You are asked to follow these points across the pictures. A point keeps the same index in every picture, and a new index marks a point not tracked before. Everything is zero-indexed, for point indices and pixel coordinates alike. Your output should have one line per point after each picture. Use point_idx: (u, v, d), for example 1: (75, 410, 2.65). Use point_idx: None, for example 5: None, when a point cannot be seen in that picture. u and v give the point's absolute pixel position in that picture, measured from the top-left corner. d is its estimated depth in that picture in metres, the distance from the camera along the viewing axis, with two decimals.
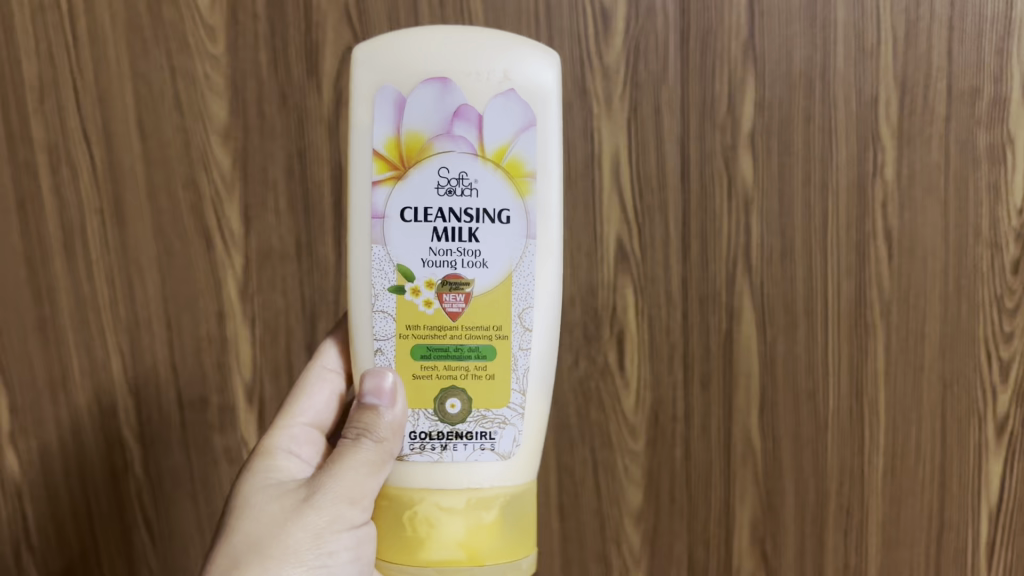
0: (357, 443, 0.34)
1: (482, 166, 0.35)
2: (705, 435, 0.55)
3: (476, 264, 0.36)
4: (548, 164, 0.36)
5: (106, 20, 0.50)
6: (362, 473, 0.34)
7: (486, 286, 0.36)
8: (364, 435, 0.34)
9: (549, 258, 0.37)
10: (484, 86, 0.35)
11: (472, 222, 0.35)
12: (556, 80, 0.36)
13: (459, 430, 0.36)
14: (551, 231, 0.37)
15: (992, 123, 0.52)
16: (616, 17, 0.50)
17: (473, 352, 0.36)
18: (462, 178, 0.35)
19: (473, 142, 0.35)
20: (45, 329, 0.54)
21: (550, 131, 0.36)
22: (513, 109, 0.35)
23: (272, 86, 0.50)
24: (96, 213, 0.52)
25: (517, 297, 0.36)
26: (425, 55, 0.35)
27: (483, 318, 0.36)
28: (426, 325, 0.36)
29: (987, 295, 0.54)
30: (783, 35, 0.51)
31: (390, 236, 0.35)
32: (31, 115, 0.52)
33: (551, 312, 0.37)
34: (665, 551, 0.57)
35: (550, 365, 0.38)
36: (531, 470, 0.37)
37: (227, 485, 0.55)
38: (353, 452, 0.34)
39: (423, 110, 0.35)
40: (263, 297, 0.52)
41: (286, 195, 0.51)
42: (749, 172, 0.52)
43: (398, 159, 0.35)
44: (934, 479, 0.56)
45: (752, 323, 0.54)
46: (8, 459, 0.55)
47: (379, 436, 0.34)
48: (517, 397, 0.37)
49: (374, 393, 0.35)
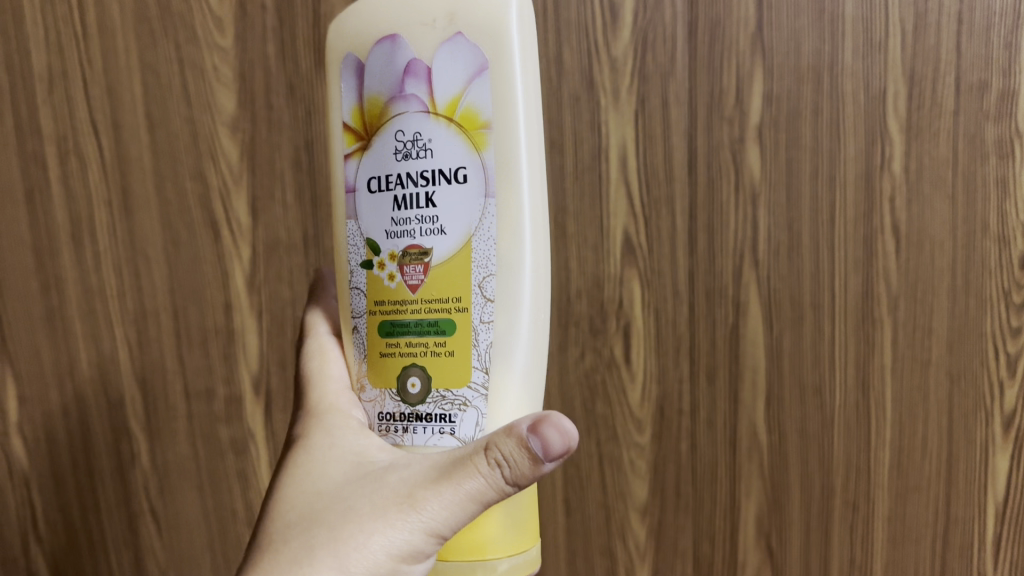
0: (484, 472, 0.29)
1: (434, 123, 0.33)
2: (711, 429, 0.55)
3: (434, 231, 0.33)
4: (511, 112, 0.33)
5: (115, 11, 0.50)
6: (469, 506, 0.29)
7: (445, 253, 0.33)
8: (501, 468, 0.29)
9: (512, 219, 0.33)
10: (430, 35, 0.33)
11: (428, 185, 0.33)
12: (514, 13, 0.33)
13: (419, 411, 0.34)
14: (513, 188, 0.33)
15: (1001, 117, 0.51)
16: (623, 11, 0.50)
17: (432, 327, 0.33)
18: (417, 140, 0.33)
19: (424, 98, 0.33)
20: (54, 320, 0.54)
21: (505, 71, 0.33)
22: (462, 56, 0.33)
23: (280, 77, 0.50)
24: (104, 204, 0.52)
25: (476, 264, 0.33)
26: (378, 17, 0.34)
27: (442, 289, 0.33)
28: (388, 299, 0.34)
29: (995, 290, 0.53)
30: (792, 28, 0.51)
31: (359, 210, 0.35)
32: (40, 106, 0.52)
33: (517, 280, 0.33)
34: (670, 545, 0.57)
35: (519, 342, 0.34)
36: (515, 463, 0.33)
37: (233, 476, 0.55)
38: (474, 480, 0.29)
39: (379, 72, 0.34)
40: (270, 289, 0.52)
41: (293, 186, 0.51)
42: (757, 165, 0.52)
43: (362, 128, 0.34)
44: (940, 475, 0.56)
45: (759, 317, 0.54)
46: (17, 450, 0.56)
47: (513, 478, 0.29)
48: (479, 375, 0.33)
49: (545, 444, 0.28)
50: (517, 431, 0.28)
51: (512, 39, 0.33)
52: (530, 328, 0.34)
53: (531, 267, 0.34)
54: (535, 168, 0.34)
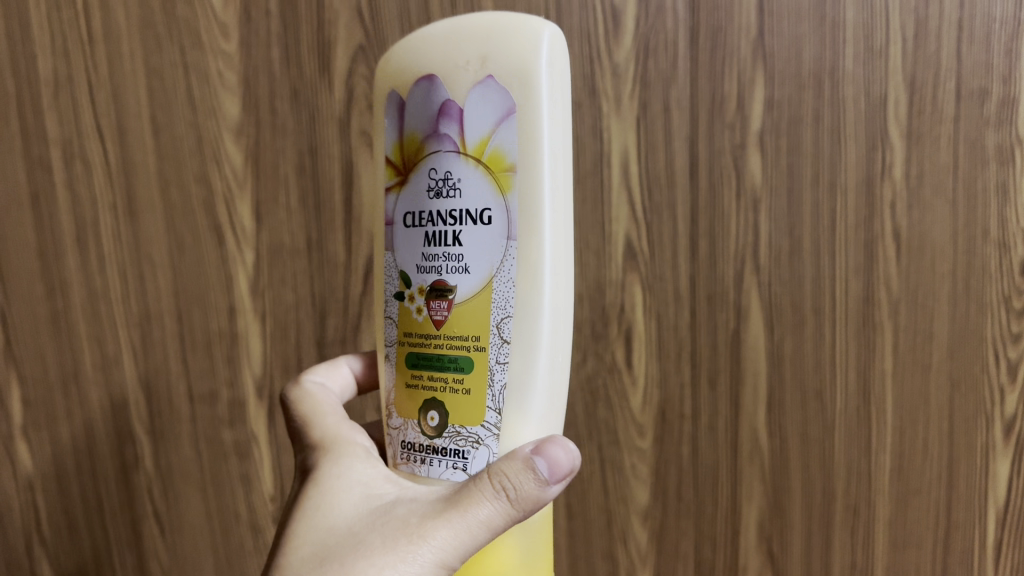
0: (491, 498, 0.29)
1: (463, 163, 0.33)
2: (713, 434, 0.55)
3: (458, 269, 0.34)
4: (537, 157, 0.32)
5: (120, 15, 0.51)
6: (478, 535, 0.29)
7: (468, 293, 0.34)
8: (508, 491, 0.29)
9: (531, 263, 0.33)
10: (464, 77, 0.33)
11: (455, 225, 0.33)
12: (546, 56, 0.32)
13: (436, 444, 0.34)
14: (535, 232, 0.33)
15: (1001, 123, 0.52)
16: (625, 17, 0.51)
17: (453, 364, 0.34)
18: (447, 179, 0.33)
19: (455, 139, 0.33)
20: (58, 323, 0.54)
21: (533, 114, 0.32)
22: (492, 98, 0.33)
23: (284, 83, 0.50)
24: (109, 207, 0.53)
25: (495, 306, 0.33)
26: (418, 54, 0.34)
27: (465, 327, 0.34)
28: (416, 332, 0.35)
29: (995, 295, 0.53)
30: (792, 34, 0.51)
31: (395, 242, 0.35)
32: (46, 111, 0.52)
33: (535, 325, 0.33)
34: (671, 550, 0.57)
35: (535, 386, 0.33)
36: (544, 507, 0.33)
37: (236, 480, 0.55)
38: (482, 507, 0.29)
39: (417, 110, 0.34)
40: (274, 293, 0.53)
41: (297, 190, 0.51)
42: (758, 171, 0.52)
43: (400, 163, 0.35)
44: (941, 479, 0.56)
45: (760, 322, 0.54)
46: (21, 453, 0.56)
47: (520, 502, 0.29)
48: (493, 416, 0.33)
49: (551, 462, 0.30)
50: (521, 454, 0.30)
51: (541, 82, 0.32)
52: (549, 373, 0.34)
53: (550, 311, 0.33)
54: (558, 212, 0.33)
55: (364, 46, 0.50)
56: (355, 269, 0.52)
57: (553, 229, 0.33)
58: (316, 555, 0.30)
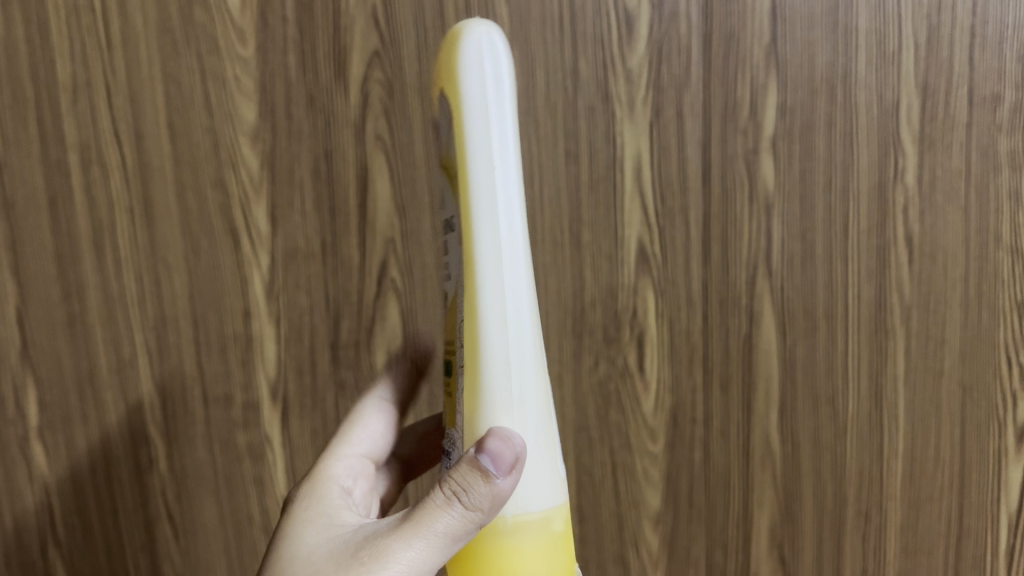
0: (444, 506, 0.29)
1: (444, 174, 0.34)
2: (724, 439, 0.55)
3: (447, 276, 0.35)
4: (468, 154, 0.30)
5: (138, 20, 0.51)
6: (439, 545, 0.29)
7: (450, 298, 0.34)
8: (458, 497, 0.29)
9: (472, 264, 0.31)
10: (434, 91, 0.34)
11: (446, 234, 0.35)
12: (475, 44, 0.30)
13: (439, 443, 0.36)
14: (473, 232, 0.31)
15: (1013, 129, 0.52)
16: (639, 22, 0.51)
17: (448, 366, 0.35)
18: (444, 191, 0.35)
19: (441, 152, 0.35)
20: (74, 326, 0.54)
21: (462, 110, 0.30)
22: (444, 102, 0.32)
23: (301, 89, 0.51)
24: (126, 211, 0.53)
25: (458, 310, 0.33)
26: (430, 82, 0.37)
27: (449, 330, 0.35)
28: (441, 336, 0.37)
29: (1007, 301, 0.53)
30: (805, 39, 0.51)
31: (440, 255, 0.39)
32: (64, 115, 0.52)
33: (480, 329, 0.31)
34: (682, 554, 0.57)
35: (484, 392, 0.31)
36: (529, 506, 0.31)
37: (250, 482, 0.56)
38: (437, 517, 0.29)
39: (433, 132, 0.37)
40: (289, 297, 0.53)
41: (312, 196, 0.52)
42: (771, 177, 0.52)
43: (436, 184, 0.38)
44: (954, 485, 0.56)
45: (773, 328, 0.54)
46: (36, 457, 0.56)
47: (474, 503, 0.29)
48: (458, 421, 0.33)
49: (494, 455, 0.29)
50: (466, 455, 0.30)
51: (468, 73, 0.30)
52: (501, 380, 0.31)
53: (495, 313, 0.31)
54: (497, 210, 0.31)
55: (380, 51, 0.51)
56: (369, 272, 0.53)
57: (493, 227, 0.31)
58: None
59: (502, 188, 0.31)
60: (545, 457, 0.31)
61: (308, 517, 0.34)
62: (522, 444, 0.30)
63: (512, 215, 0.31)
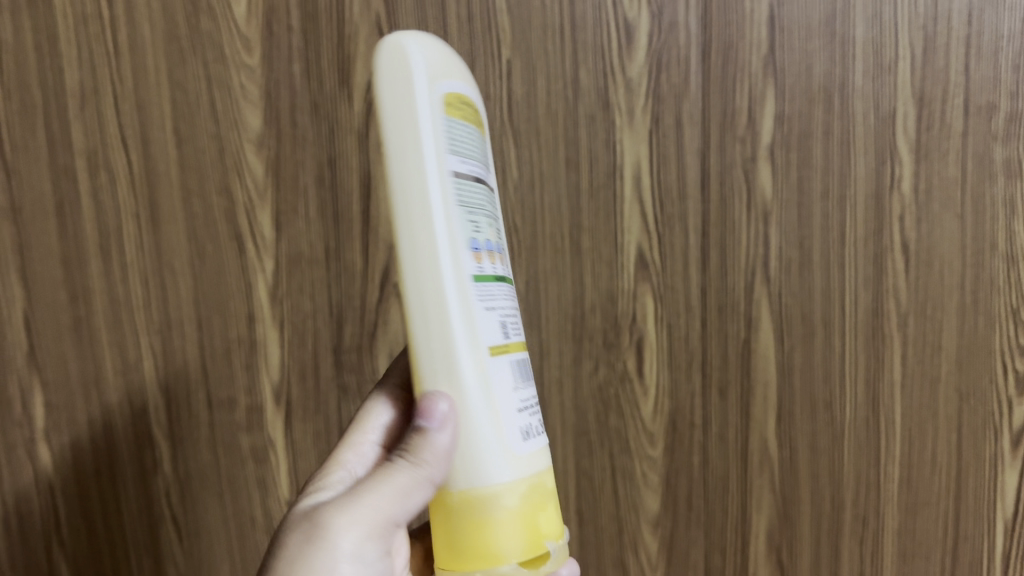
0: (394, 463, 0.33)
1: None
2: (722, 443, 0.56)
3: None
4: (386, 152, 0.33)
5: (146, 29, 0.52)
6: (391, 497, 0.32)
7: None
8: (406, 455, 0.33)
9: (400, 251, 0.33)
10: None
11: None
12: (387, 52, 0.33)
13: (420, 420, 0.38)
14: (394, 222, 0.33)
15: (1009, 138, 0.53)
16: (638, 32, 0.51)
17: None
18: None
19: None
20: (81, 329, 0.55)
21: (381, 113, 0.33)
22: None
23: (305, 96, 0.52)
24: (132, 216, 0.54)
25: None
26: None
27: None
28: None
29: (1003, 308, 0.54)
30: (803, 49, 0.52)
31: None
32: (71, 121, 0.53)
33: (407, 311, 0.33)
34: (681, 558, 0.58)
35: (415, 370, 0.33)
36: (470, 474, 0.32)
37: (253, 484, 0.57)
38: (388, 472, 0.33)
39: None
40: (293, 301, 0.54)
41: (316, 202, 0.53)
42: (768, 185, 0.53)
43: None
44: (950, 490, 0.56)
45: (770, 334, 0.55)
46: (42, 458, 0.56)
47: (420, 460, 0.32)
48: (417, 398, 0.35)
49: (423, 415, 0.32)
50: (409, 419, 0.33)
51: (382, 78, 0.33)
52: (428, 358, 0.33)
53: (420, 296, 0.33)
54: (412, 199, 0.32)
55: None
56: (371, 278, 0.54)
57: (410, 215, 0.32)
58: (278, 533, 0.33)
59: (415, 178, 0.32)
60: (483, 429, 0.33)
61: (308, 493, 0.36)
62: (448, 409, 0.32)
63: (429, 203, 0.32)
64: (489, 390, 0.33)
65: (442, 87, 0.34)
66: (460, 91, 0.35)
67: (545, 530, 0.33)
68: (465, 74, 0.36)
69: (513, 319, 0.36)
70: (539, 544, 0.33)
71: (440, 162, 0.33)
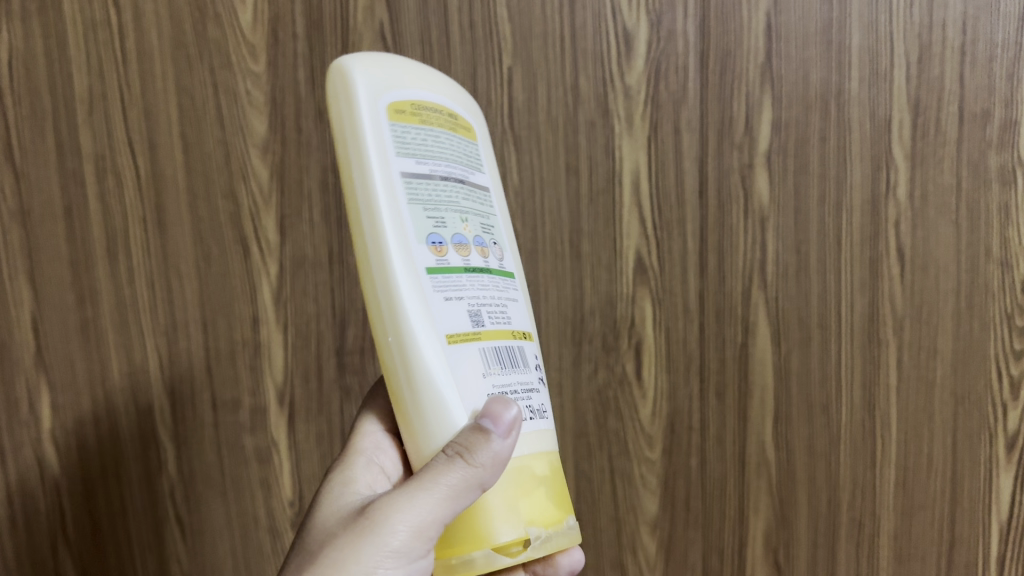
0: (449, 462, 0.32)
1: None
2: (720, 445, 0.57)
3: None
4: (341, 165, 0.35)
5: (153, 36, 0.53)
6: (443, 501, 0.31)
7: None
8: (461, 455, 0.32)
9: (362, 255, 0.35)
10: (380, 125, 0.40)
11: None
12: (332, 74, 0.35)
13: None
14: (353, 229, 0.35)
15: (1003, 145, 0.53)
16: (638, 40, 0.52)
17: None
18: None
19: None
20: (88, 331, 0.56)
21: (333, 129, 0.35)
22: None
23: (310, 102, 0.53)
24: (139, 220, 0.55)
25: None
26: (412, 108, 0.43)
27: None
28: None
29: (997, 313, 0.55)
30: (800, 57, 0.53)
31: None
32: (80, 126, 0.54)
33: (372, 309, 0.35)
34: (679, 560, 0.58)
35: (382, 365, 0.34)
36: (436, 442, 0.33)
37: (256, 484, 0.57)
38: (443, 473, 0.31)
39: None
40: (297, 304, 0.55)
41: (320, 206, 0.54)
42: (765, 191, 0.54)
43: None
44: (945, 493, 0.57)
45: (767, 337, 0.55)
46: (48, 458, 0.57)
47: (477, 459, 0.32)
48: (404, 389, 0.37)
49: (493, 417, 0.33)
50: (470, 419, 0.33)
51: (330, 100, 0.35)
52: (392, 351, 0.34)
53: (381, 294, 0.34)
54: (363, 206, 0.34)
55: None
56: None
57: (363, 219, 0.34)
58: (306, 542, 0.34)
59: (364, 186, 0.34)
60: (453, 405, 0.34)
61: (327, 497, 0.37)
62: (511, 416, 0.33)
63: (380, 208, 0.34)
64: (451, 377, 0.34)
65: (388, 101, 0.35)
66: (412, 97, 0.36)
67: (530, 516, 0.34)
68: (422, 78, 0.37)
69: (487, 307, 0.36)
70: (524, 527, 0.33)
71: (388, 168, 0.34)
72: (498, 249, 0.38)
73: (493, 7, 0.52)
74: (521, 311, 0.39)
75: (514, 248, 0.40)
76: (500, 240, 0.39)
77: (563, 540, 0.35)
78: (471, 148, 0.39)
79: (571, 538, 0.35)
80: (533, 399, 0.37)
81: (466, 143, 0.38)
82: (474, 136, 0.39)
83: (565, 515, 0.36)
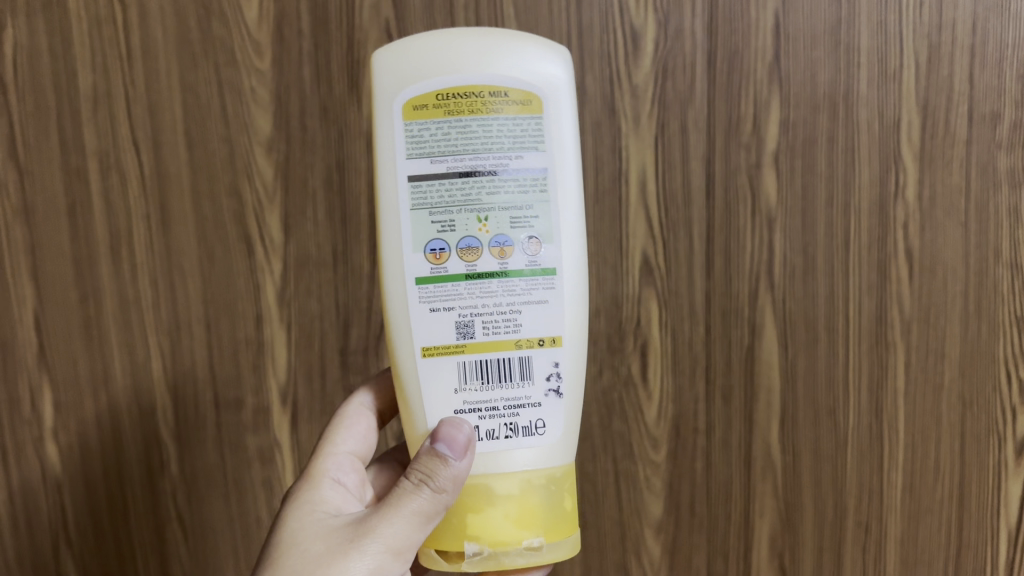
0: (415, 489, 0.32)
1: None
2: (726, 448, 0.56)
3: None
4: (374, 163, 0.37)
5: (159, 33, 0.53)
6: (415, 525, 0.32)
7: None
8: (425, 482, 0.32)
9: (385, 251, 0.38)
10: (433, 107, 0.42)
11: None
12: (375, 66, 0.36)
13: None
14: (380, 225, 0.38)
15: (1013, 147, 0.53)
16: (645, 40, 0.52)
17: None
18: None
19: None
20: (90, 329, 0.55)
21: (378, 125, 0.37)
22: None
23: (314, 99, 0.53)
24: (142, 218, 0.54)
25: None
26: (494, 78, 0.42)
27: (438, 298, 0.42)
28: None
29: (1007, 316, 0.54)
30: (808, 58, 0.52)
31: None
32: (84, 123, 0.54)
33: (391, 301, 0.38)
34: (684, 563, 0.58)
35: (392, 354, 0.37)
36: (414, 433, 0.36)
37: (258, 484, 0.57)
38: (410, 500, 0.32)
39: None
40: (300, 303, 0.55)
41: (324, 205, 0.54)
42: (773, 191, 0.53)
43: None
44: (953, 497, 0.56)
45: (775, 340, 0.55)
46: (51, 456, 0.57)
47: (440, 486, 0.32)
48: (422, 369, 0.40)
49: (447, 442, 0.33)
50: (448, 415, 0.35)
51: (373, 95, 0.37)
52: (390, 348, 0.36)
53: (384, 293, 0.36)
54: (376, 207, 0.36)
55: None
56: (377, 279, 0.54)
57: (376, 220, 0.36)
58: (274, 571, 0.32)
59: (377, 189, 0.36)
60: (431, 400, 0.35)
61: (288, 521, 0.34)
62: (466, 435, 0.33)
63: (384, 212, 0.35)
64: (424, 386, 0.35)
65: (409, 97, 0.35)
66: (439, 86, 0.35)
67: (510, 535, 0.33)
68: (458, 59, 0.35)
69: (488, 316, 0.35)
70: (499, 542, 0.33)
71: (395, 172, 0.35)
72: (531, 243, 0.35)
73: (500, 5, 0.52)
74: (550, 313, 0.36)
75: (568, 238, 0.36)
76: (539, 231, 0.35)
77: (518, 561, 0.33)
78: (515, 126, 0.35)
79: (534, 558, 0.33)
80: (520, 417, 0.35)
81: (507, 124, 0.35)
82: (526, 112, 0.35)
83: (526, 537, 0.33)
